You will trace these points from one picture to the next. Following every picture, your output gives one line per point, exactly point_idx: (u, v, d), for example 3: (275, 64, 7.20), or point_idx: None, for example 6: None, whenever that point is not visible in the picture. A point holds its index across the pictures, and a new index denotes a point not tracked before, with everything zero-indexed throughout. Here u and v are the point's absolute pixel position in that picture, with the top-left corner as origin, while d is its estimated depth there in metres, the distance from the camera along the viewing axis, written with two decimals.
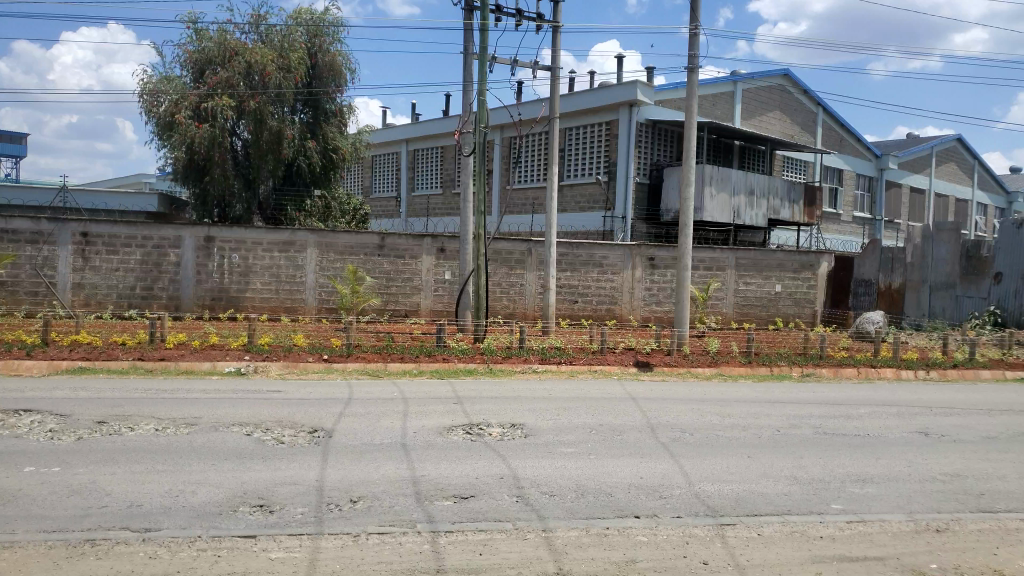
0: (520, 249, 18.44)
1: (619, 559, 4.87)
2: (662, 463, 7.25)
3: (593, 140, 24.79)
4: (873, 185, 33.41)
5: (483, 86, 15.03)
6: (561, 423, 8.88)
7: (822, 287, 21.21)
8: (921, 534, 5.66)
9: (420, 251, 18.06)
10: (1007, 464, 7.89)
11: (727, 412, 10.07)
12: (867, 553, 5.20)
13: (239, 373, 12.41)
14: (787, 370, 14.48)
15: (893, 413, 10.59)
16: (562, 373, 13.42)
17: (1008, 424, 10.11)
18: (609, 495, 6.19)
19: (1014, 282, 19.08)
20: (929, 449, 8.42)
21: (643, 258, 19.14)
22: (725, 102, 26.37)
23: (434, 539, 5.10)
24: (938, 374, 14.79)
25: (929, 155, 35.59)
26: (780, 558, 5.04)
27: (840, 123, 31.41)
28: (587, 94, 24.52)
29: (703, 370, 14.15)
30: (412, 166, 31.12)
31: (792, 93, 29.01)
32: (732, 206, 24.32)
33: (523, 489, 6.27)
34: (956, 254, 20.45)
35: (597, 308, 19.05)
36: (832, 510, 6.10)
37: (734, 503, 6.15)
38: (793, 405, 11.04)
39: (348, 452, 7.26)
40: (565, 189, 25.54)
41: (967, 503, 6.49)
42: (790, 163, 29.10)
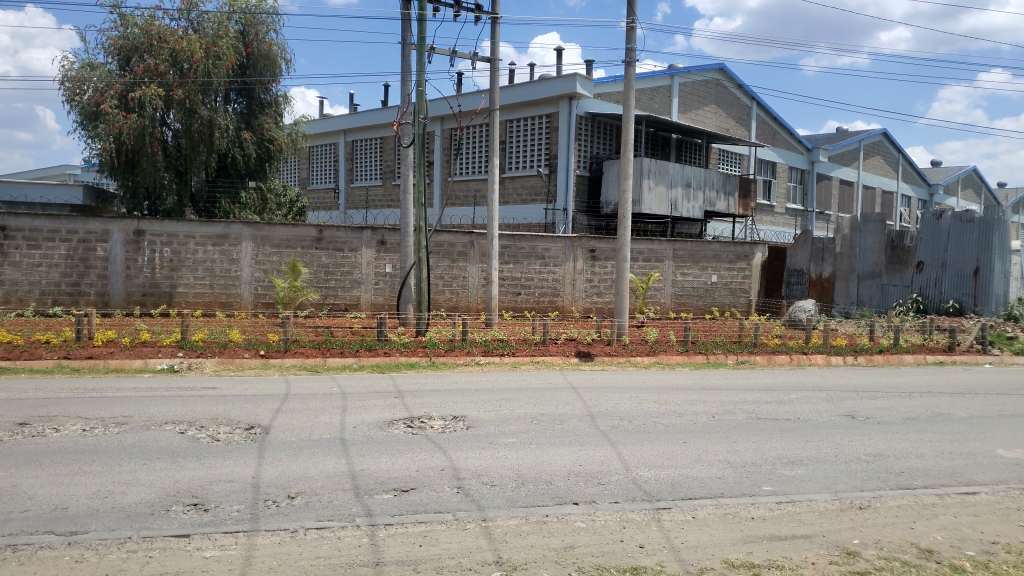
0: (463, 241, 18.43)
1: (557, 546, 4.94)
2: (601, 451, 7.38)
3: (533, 132, 24.89)
4: (805, 177, 34.42)
5: (422, 76, 14.94)
6: (502, 413, 8.92)
7: (757, 277, 21.78)
8: (845, 513, 5.89)
9: (360, 244, 17.85)
10: (926, 443, 8.28)
11: (664, 399, 10.29)
12: (796, 532, 5.39)
13: (172, 370, 12.06)
14: (723, 358, 14.84)
15: (823, 398, 10.98)
16: (505, 364, 13.50)
17: (928, 405, 10.62)
18: (549, 483, 6.26)
19: (936, 271, 20.11)
20: (854, 431, 8.77)
21: (584, 251, 19.32)
22: (662, 96, 26.79)
23: (373, 532, 5.08)
24: (865, 359, 15.38)
25: (857, 148, 36.86)
26: (713, 539, 5.19)
27: (773, 117, 32.22)
28: (527, 86, 24.59)
29: (642, 359, 14.41)
30: (350, 157, 30.70)
31: (727, 87, 29.63)
32: (670, 198, 24.75)
33: (463, 480, 6.29)
34: (882, 245, 21.09)
35: (539, 299, 19.17)
36: (763, 492, 6.30)
37: (669, 488, 6.29)
38: (728, 391, 11.34)
39: (285, 448, 7.14)
40: (507, 181, 25.58)
41: (888, 481, 6.80)
42: (725, 157, 29.76)
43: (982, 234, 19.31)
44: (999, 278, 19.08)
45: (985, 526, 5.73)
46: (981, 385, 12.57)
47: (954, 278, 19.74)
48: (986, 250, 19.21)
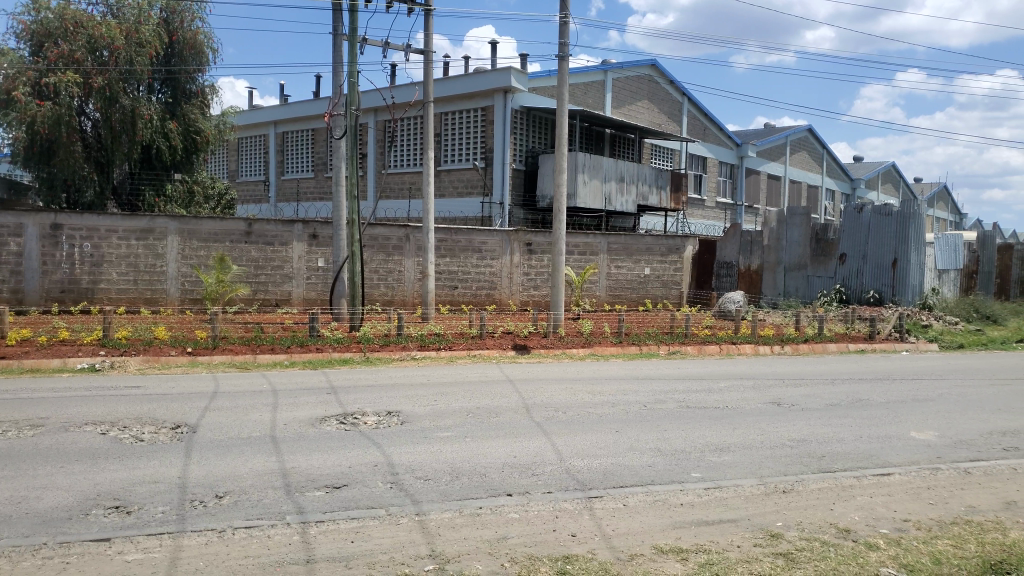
0: (398, 235, 18.27)
1: (490, 537, 4.97)
2: (535, 442, 7.43)
3: (468, 125, 24.82)
4: (734, 172, 35.32)
5: (354, 68, 14.73)
6: (438, 408, 8.90)
7: (688, 269, 22.18)
8: (770, 497, 6.09)
9: (290, 238, 17.51)
10: (846, 427, 8.65)
11: (597, 389, 10.46)
12: (722, 517, 5.56)
13: (93, 369, 11.59)
14: (656, 348, 15.16)
15: (751, 386, 11.33)
16: (441, 358, 13.46)
17: (849, 391, 11.10)
18: (483, 476, 6.28)
19: (857, 263, 21.05)
20: (779, 417, 9.09)
21: (521, 244, 19.40)
22: (596, 91, 27.07)
23: (303, 530, 5.00)
24: (791, 348, 15.92)
25: (784, 144, 38.01)
26: (643, 526, 5.29)
27: (703, 112, 32.93)
28: (462, 79, 24.49)
29: (577, 351, 14.57)
30: (281, 149, 30.05)
31: (659, 83, 30.13)
32: (604, 192, 25.05)
33: (398, 475, 6.25)
34: (807, 237, 22.07)
35: (476, 293, 19.16)
36: (691, 479, 6.47)
37: (602, 477, 6.40)
38: (659, 381, 11.59)
39: (213, 447, 6.97)
40: (442, 175, 25.45)
41: (810, 465, 7.06)
42: (657, 151, 30.29)
43: (900, 227, 20.19)
44: (915, 268, 20.01)
45: (899, 505, 6.01)
46: (899, 371, 13.21)
47: (874, 269, 20.69)
48: (903, 243, 20.12)
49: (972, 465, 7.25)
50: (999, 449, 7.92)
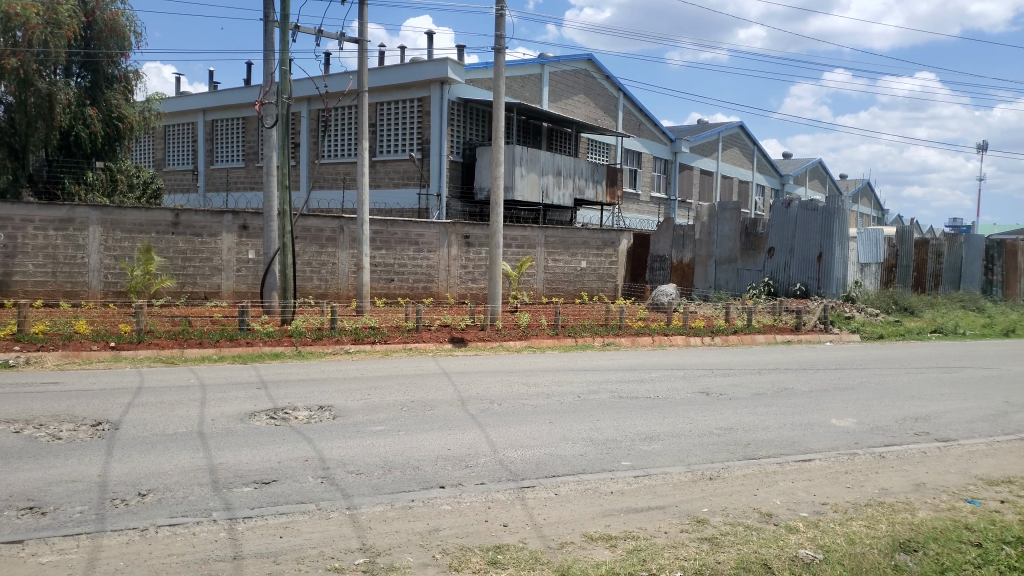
0: (332, 226, 18.01)
1: (422, 529, 4.97)
2: (469, 434, 7.45)
3: (404, 116, 24.58)
4: (668, 167, 35.97)
5: (286, 55, 14.43)
6: (371, 402, 8.83)
7: (623, 262, 22.52)
8: (696, 483, 6.27)
9: (220, 229, 17.06)
10: (771, 415, 8.95)
11: (533, 381, 10.55)
12: (650, 504, 5.69)
13: (7, 365, 11.07)
14: (591, 340, 15.36)
15: (681, 376, 11.63)
16: (376, 352, 13.34)
17: (775, 381, 11.49)
18: (417, 468, 6.28)
19: (785, 257, 21.85)
20: (708, 406, 9.35)
21: (458, 236, 19.36)
22: (533, 84, 27.17)
23: (230, 526, 4.91)
24: (721, 339, 16.34)
25: (716, 140, 38.89)
26: (574, 514, 5.38)
27: (639, 108, 33.40)
28: (398, 69, 24.25)
29: (514, 343, 14.64)
30: (210, 137, 29.21)
31: (596, 77, 30.40)
32: (541, 186, 25.17)
33: (329, 469, 6.18)
34: (737, 232, 22.73)
35: (413, 286, 19.03)
36: (621, 467, 6.60)
37: (535, 466, 6.47)
38: (592, 371, 11.79)
39: (136, 444, 6.75)
40: (377, 165, 25.15)
41: (736, 452, 7.28)
42: (592, 146, 30.63)
43: (824, 222, 21.04)
44: (839, 262, 20.93)
45: (817, 489, 6.26)
46: (822, 361, 13.73)
47: (800, 262, 21.48)
48: (828, 238, 20.95)
49: (886, 450, 7.60)
50: (912, 434, 8.32)
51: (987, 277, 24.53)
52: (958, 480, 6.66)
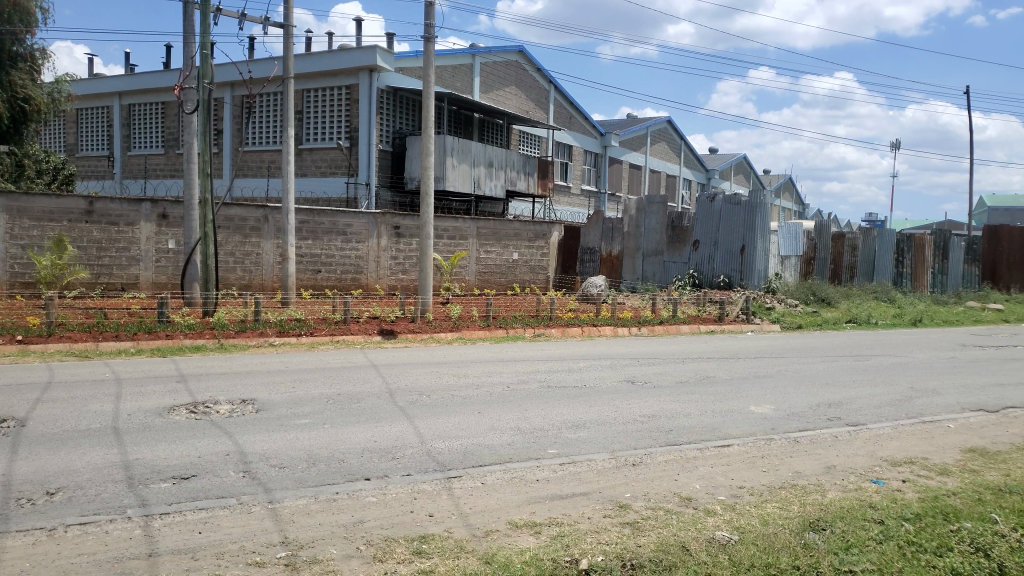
0: (256, 215, 17.57)
1: (346, 522, 4.93)
2: (396, 426, 7.42)
3: (331, 104, 24.14)
4: (598, 160, 36.41)
5: (207, 39, 13.96)
6: (296, 395, 8.68)
7: (553, 254, 22.76)
8: (620, 469, 6.41)
9: (137, 217, 16.43)
10: (694, 403, 9.20)
11: (462, 372, 10.59)
12: (575, 490, 5.79)
13: None
14: (521, 331, 15.46)
15: (608, 365, 11.85)
16: (302, 345, 13.10)
17: (698, 369, 11.82)
18: (342, 461, 6.22)
19: (708, 249, 22.46)
20: (632, 394, 9.55)
21: (388, 227, 19.15)
22: (464, 75, 27.08)
23: (146, 523, 4.77)
24: (648, 330, 16.69)
25: (644, 134, 39.56)
26: (500, 503, 5.43)
27: (570, 101, 33.66)
28: (325, 56, 23.79)
29: (445, 335, 14.59)
30: (126, 122, 28.03)
31: (527, 69, 30.49)
32: (472, 176, 25.10)
33: (250, 464, 6.06)
34: (664, 225, 23.27)
35: (341, 277, 18.74)
36: (547, 455, 6.69)
37: (461, 457, 6.49)
38: (520, 362, 11.89)
39: (43, 441, 6.45)
40: (304, 153, 24.63)
41: (659, 439, 7.48)
42: (524, 138, 30.75)
43: (747, 215, 21.64)
44: (760, 255, 21.51)
45: (734, 473, 6.49)
46: (743, 350, 14.20)
47: (724, 254, 22.11)
48: (750, 231, 21.57)
49: (801, 435, 7.93)
50: (825, 419, 8.69)
51: (898, 270, 25.29)
52: (865, 462, 7.00)
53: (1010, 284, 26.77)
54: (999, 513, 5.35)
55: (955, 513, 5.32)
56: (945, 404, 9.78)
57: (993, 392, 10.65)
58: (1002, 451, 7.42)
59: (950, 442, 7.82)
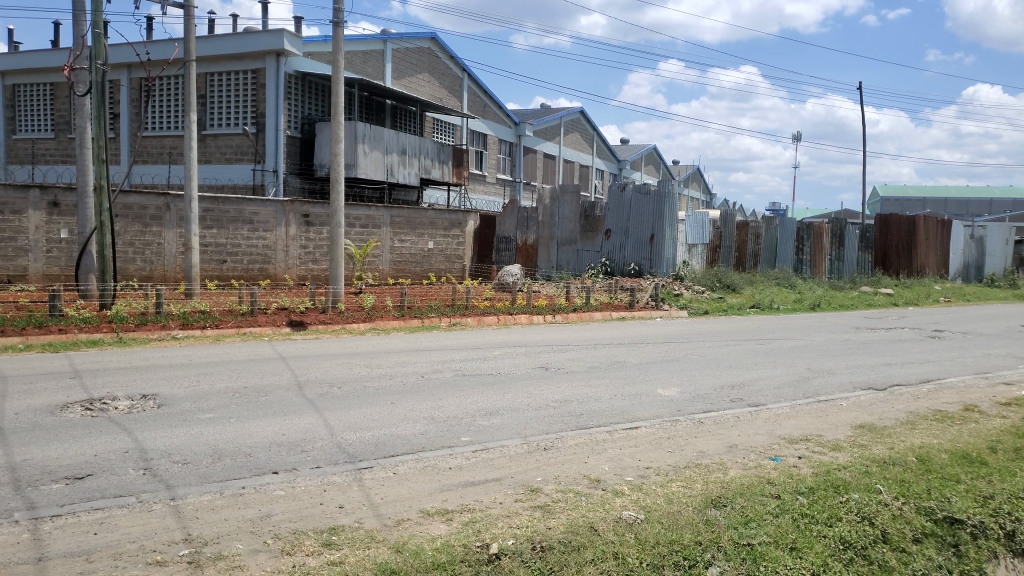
0: (156, 203, 16.83)
1: (253, 516, 4.82)
2: (305, 419, 7.28)
3: (236, 88, 23.31)
4: (512, 149, 36.53)
5: (99, 16, 13.24)
6: (201, 389, 8.41)
7: (469, 243, 22.69)
8: (532, 454, 6.51)
9: (25, 205, 15.49)
10: (603, 387, 9.41)
11: (375, 362, 10.49)
12: (487, 477, 5.84)
13: None
14: (437, 320, 15.41)
15: (522, 352, 11.96)
16: (206, 338, 12.65)
17: (609, 355, 12.07)
18: (248, 455, 6.07)
19: (620, 238, 22.95)
20: (546, 381, 9.69)
21: (297, 215, 18.67)
22: (375, 60, 26.64)
23: (36, 527, 4.53)
24: (562, 317, 16.91)
25: (558, 124, 39.92)
26: (411, 492, 5.43)
27: (484, 89, 33.59)
28: (229, 38, 22.95)
29: (358, 326, 14.38)
30: (11, 103, 26.28)
31: (440, 57, 30.22)
32: (385, 164, 24.74)
33: (151, 460, 5.84)
34: (576, 214, 23.67)
35: (248, 268, 18.19)
36: (460, 443, 6.71)
37: (372, 447, 6.44)
38: (436, 351, 11.85)
39: None
40: (207, 139, 23.72)
41: (570, 423, 7.62)
42: (437, 126, 30.54)
43: (657, 205, 22.16)
44: (669, 243, 22.12)
45: (641, 454, 6.68)
46: (653, 335, 14.60)
47: (635, 243, 22.61)
48: (659, 220, 22.12)
49: (705, 416, 8.23)
50: (729, 400, 9.05)
51: (797, 257, 26.34)
52: (764, 440, 7.33)
53: (899, 269, 28.33)
54: (884, 483, 5.73)
55: (845, 485, 5.65)
56: (838, 384, 10.34)
57: (880, 372, 11.34)
58: (887, 426, 7.91)
59: (842, 419, 8.28)
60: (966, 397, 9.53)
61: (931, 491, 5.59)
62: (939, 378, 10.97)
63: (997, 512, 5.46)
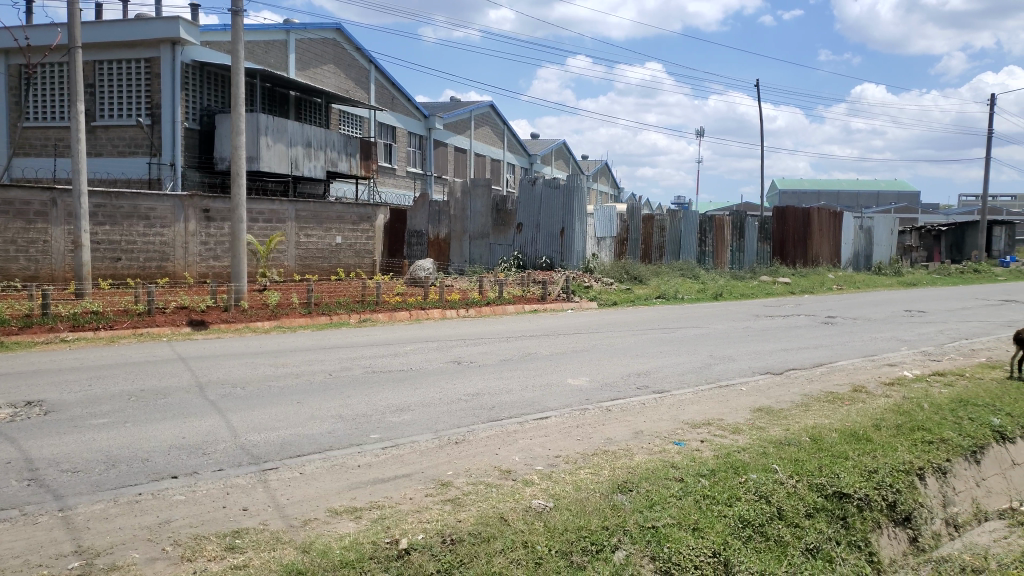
0: (41, 198, 15.85)
1: (151, 523, 4.64)
2: (207, 421, 7.04)
3: (128, 77, 22.20)
4: (422, 143, 36.23)
5: None
6: (92, 393, 7.99)
7: (379, 237, 22.41)
8: (443, 449, 6.50)
9: None
10: (514, 379, 9.50)
11: (281, 362, 10.23)
12: (397, 473, 5.80)
13: None
14: (346, 317, 15.17)
15: (434, 347, 11.91)
16: (100, 340, 12.05)
17: (520, 347, 12.18)
18: (145, 461, 5.82)
19: (531, 232, 23.28)
20: (456, 374, 9.70)
21: (196, 210, 17.93)
22: (278, 51, 25.88)
23: None
24: (475, 311, 16.93)
25: (468, 118, 39.82)
26: (319, 491, 5.34)
27: (392, 81, 33.16)
28: (119, 24, 21.80)
29: (262, 324, 13.99)
30: None
31: (346, 48, 29.62)
32: (290, 157, 24.10)
33: (37, 470, 5.51)
34: (488, 208, 23.61)
35: (144, 266, 17.41)
36: (370, 441, 6.63)
37: (278, 448, 6.28)
38: (346, 349, 11.65)
39: None
40: (97, 130, 22.50)
41: (480, 416, 7.66)
42: (344, 118, 29.97)
43: (566, 199, 22.60)
44: (579, 237, 22.65)
45: (552, 444, 6.78)
46: (564, 327, 14.80)
47: (545, 237, 22.98)
48: (569, 214, 22.55)
49: (613, 404, 8.42)
50: (635, 388, 9.29)
51: (701, 249, 27.27)
52: (669, 425, 7.56)
53: (796, 259, 29.86)
54: (779, 463, 6.00)
55: (744, 466, 5.90)
56: (738, 370, 10.79)
57: (777, 357, 11.89)
58: (783, 408, 8.31)
59: (741, 403, 8.63)
60: (854, 379, 10.12)
61: (822, 468, 5.91)
62: (830, 361, 11.60)
63: (880, 485, 5.92)
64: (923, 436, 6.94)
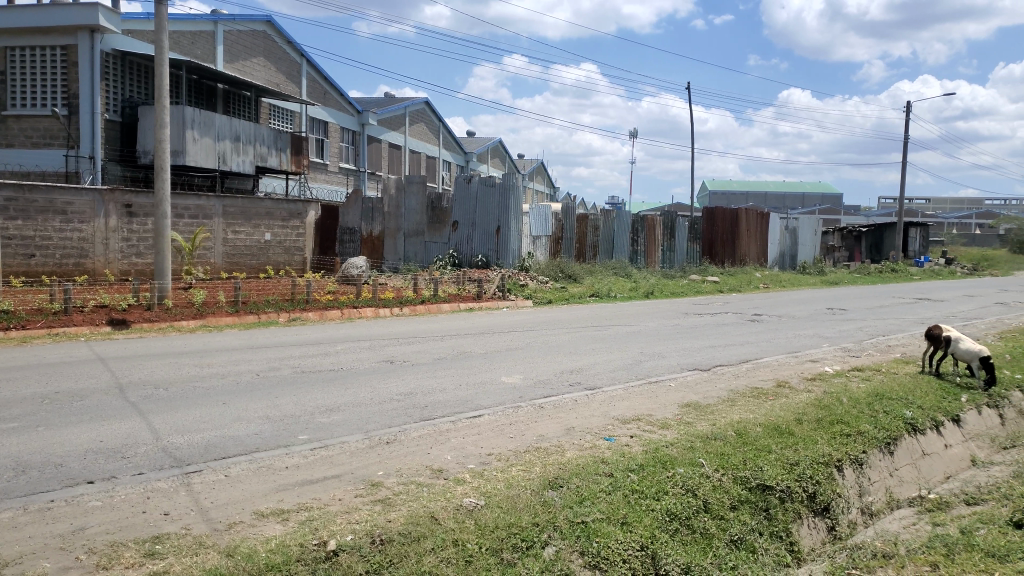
0: None
1: (64, 531, 4.44)
2: (127, 423, 6.79)
3: (42, 65, 21.19)
4: (355, 139, 35.71)
5: None
6: (2, 396, 7.61)
7: (310, 234, 22.07)
8: (373, 449, 6.42)
9: None
10: (447, 378, 9.48)
11: (206, 362, 9.94)
12: (326, 474, 5.72)
13: None
14: (274, 316, 14.85)
15: (366, 346, 11.78)
16: (11, 340, 11.48)
17: (454, 345, 12.15)
18: (59, 466, 5.57)
19: (467, 230, 23.35)
20: (388, 374, 9.60)
21: (117, 205, 17.29)
22: (204, 41, 25.11)
23: None
24: (410, 310, 16.81)
25: (403, 114, 39.44)
26: (244, 494, 5.21)
27: (324, 76, 32.58)
28: (33, 9, 20.78)
29: (187, 323, 13.58)
30: None
31: (277, 41, 28.95)
32: (217, 151, 23.42)
33: None
34: (423, 206, 23.54)
35: (61, 262, 16.65)
36: (298, 442, 6.51)
37: (201, 451, 6.10)
38: (274, 348, 11.40)
39: None
40: (10, 119, 21.40)
41: (412, 415, 7.60)
42: (274, 112, 29.30)
43: (502, 197, 22.65)
44: (514, 235, 22.77)
45: (483, 442, 6.77)
46: (498, 325, 14.84)
47: (481, 235, 23.06)
48: (505, 213, 22.66)
49: (545, 401, 8.48)
50: (567, 385, 9.37)
51: (633, 248, 27.61)
52: (599, 422, 7.66)
53: (724, 259, 30.68)
54: (706, 457, 6.15)
55: (671, 461, 6.02)
56: (667, 366, 11.01)
57: (705, 354, 12.18)
58: (710, 404, 8.51)
59: (670, 399, 8.81)
60: (778, 374, 10.45)
61: (746, 461, 6.09)
62: (756, 358, 11.94)
63: (801, 477, 6.15)
64: (841, 429, 7.22)
